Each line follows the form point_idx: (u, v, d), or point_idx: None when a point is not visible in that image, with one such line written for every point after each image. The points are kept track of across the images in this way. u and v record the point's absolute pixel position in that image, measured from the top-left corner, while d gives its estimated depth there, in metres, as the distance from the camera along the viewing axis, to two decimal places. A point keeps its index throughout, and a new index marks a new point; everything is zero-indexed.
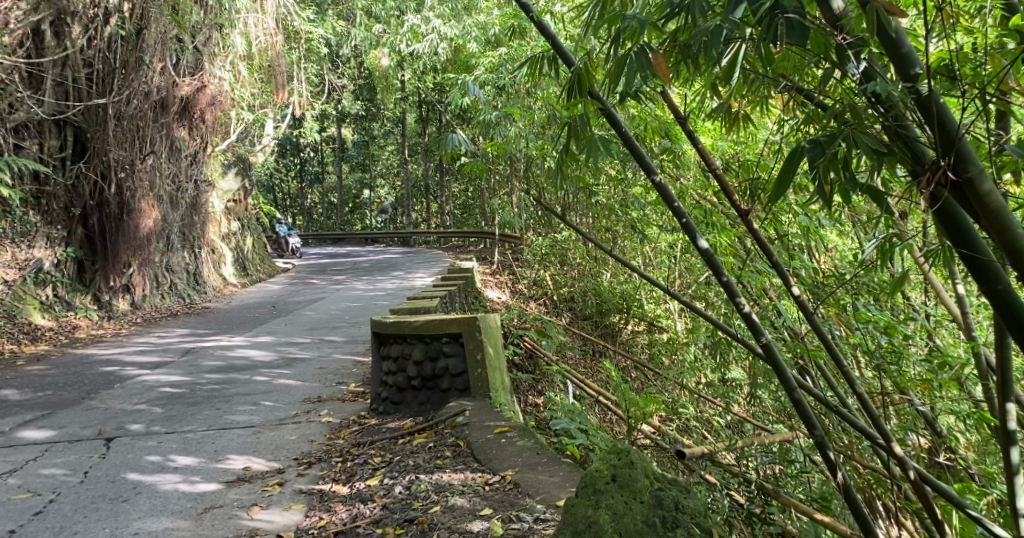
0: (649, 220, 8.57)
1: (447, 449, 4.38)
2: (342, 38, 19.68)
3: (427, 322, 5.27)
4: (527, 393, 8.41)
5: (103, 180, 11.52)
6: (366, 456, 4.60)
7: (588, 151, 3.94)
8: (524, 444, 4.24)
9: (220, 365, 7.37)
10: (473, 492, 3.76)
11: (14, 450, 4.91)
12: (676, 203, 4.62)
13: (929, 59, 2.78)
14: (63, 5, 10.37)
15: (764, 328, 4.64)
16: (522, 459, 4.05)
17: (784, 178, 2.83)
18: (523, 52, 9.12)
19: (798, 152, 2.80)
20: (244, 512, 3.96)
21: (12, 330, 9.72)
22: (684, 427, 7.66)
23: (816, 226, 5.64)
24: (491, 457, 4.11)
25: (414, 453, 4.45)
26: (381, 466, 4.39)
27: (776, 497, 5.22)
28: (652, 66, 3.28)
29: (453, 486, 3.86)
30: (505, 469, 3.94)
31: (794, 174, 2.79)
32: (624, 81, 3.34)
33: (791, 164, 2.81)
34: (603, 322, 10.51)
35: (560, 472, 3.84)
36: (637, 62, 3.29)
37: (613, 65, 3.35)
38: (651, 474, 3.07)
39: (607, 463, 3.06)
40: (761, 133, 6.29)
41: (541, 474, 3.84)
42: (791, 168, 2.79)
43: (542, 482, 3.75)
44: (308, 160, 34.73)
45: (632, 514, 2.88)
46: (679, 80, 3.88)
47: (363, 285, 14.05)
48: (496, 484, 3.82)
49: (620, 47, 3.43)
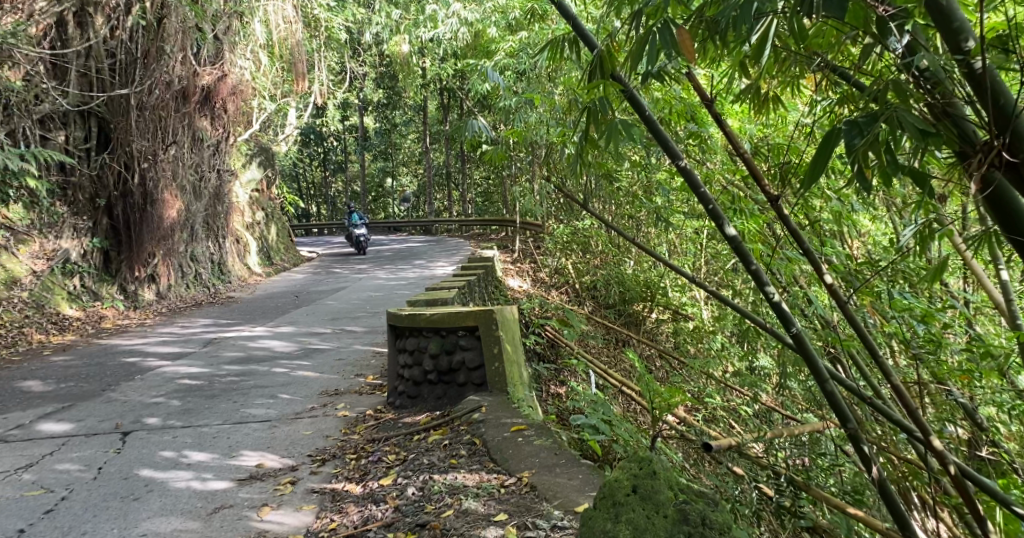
0: (673, 207, 8.43)
1: (463, 447, 4.28)
2: (363, 26, 19.60)
3: (444, 315, 5.17)
4: (550, 384, 8.31)
5: (127, 170, 11.48)
6: (381, 453, 4.51)
7: (607, 136, 3.79)
8: (541, 443, 4.12)
9: (240, 356, 7.33)
10: (489, 495, 3.67)
11: (31, 444, 4.90)
12: (702, 189, 4.50)
13: (981, 29, 2.63)
14: None
15: (794, 318, 4.51)
16: (539, 460, 3.93)
17: (820, 161, 2.69)
18: (543, 36, 8.97)
19: (835, 134, 2.67)
20: (254, 512, 3.89)
21: (41, 320, 9.76)
22: (710, 417, 7.55)
23: (848, 212, 5.49)
24: (508, 458, 4.01)
25: (429, 451, 4.36)
26: (395, 464, 4.30)
27: (808, 489, 5.13)
28: (677, 43, 3.15)
29: (467, 488, 3.77)
30: (522, 471, 3.84)
31: (830, 157, 2.66)
32: (646, 61, 3.21)
33: (826, 147, 2.68)
34: (626, 311, 10.39)
35: (579, 475, 3.73)
36: (661, 38, 3.16)
37: (634, 43, 3.23)
38: (674, 485, 2.94)
39: (627, 472, 2.95)
40: (791, 115, 6.13)
41: (559, 476, 3.73)
42: (828, 151, 2.65)
43: (559, 485, 3.64)
44: (331, 150, 34.86)
45: (654, 530, 2.77)
46: (707, 59, 3.76)
47: (385, 274, 14.00)
48: (512, 487, 3.72)
49: (642, 26, 3.31)
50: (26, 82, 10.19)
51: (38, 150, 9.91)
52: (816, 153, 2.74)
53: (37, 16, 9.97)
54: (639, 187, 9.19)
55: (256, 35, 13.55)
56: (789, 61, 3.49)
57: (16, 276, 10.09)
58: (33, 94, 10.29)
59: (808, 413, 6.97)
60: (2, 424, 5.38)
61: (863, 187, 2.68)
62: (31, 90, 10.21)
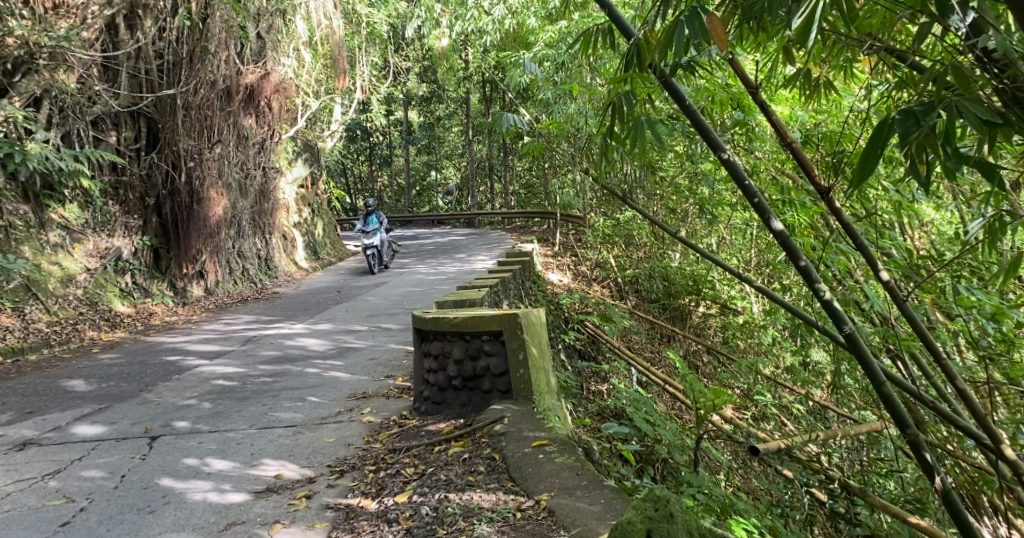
0: (721, 197, 8.16)
1: (482, 463, 4.12)
2: (405, 20, 19.57)
3: (467, 319, 5.02)
4: (592, 381, 8.12)
5: (175, 169, 11.54)
6: (399, 465, 4.39)
7: (635, 131, 3.73)
8: (563, 461, 3.93)
9: (276, 355, 7.30)
10: (503, 521, 3.51)
11: (64, 448, 4.93)
12: (747, 183, 4.36)
13: None
14: None
15: (847, 317, 4.33)
16: (560, 480, 3.75)
17: (871, 155, 2.51)
18: (583, 25, 8.76)
19: (887, 124, 2.50)
20: (265, 530, 3.83)
21: (94, 316, 9.79)
22: (760, 415, 7.31)
23: (909, 201, 5.24)
24: (527, 477, 3.84)
25: (448, 465, 4.22)
26: (413, 479, 4.17)
27: (864, 496, 4.93)
28: (707, 31, 3.01)
29: (482, 511, 3.62)
30: (540, 493, 3.68)
31: (884, 147, 2.48)
32: (675, 52, 3.06)
33: (879, 138, 2.50)
34: (672, 305, 10.15)
35: (601, 499, 3.54)
36: (688, 28, 3.00)
37: (663, 31, 3.08)
38: (690, 529, 2.93)
39: (642, 514, 2.93)
40: (845, 101, 5.86)
41: (579, 501, 3.55)
42: (881, 143, 2.48)
43: (578, 511, 3.46)
44: (377, 144, 34.97)
45: None
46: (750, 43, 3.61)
47: (427, 269, 13.93)
48: (529, 511, 3.56)
49: (672, 14, 3.15)
50: (80, 85, 10.27)
51: (91, 151, 9.98)
52: (867, 144, 2.56)
53: (90, 20, 10.17)
54: (684, 178, 8.94)
55: (298, 32, 13.88)
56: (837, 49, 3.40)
57: (72, 275, 10.04)
58: (86, 96, 10.36)
59: (864, 411, 6.69)
60: (40, 426, 5.39)
61: (918, 182, 2.54)
62: (84, 93, 10.29)
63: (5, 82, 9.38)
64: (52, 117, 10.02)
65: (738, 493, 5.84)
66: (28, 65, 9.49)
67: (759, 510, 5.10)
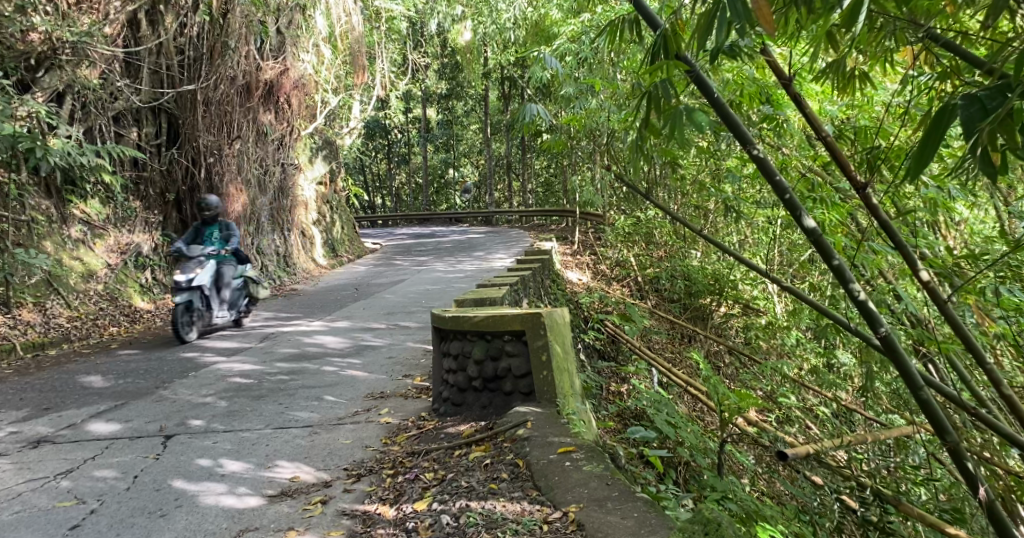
0: (745, 195, 8.01)
1: (505, 469, 4.00)
2: (425, 16, 19.43)
3: (488, 318, 4.89)
4: (612, 381, 7.97)
5: (194, 165, 11.46)
6: (418, 470, 4.28)
7: (673, 122, 3.58)
8: (591, 470, 3.80)
9: (293, 353, 7.20)
10: (529, 534, 3.39)
11: (77, 446, 4.86)
12: (778, 178, 4.23)
13: None
14: None
15: (883, 319, 4.21)
16: (589, 491, 3.62)
17: (932, 137, 2.50)
18: (607, 18, 8.62)
19: (949, 109, 2.50)
20: None
21: (114, 312, 9.72)
22: (784, 418, 7.13)
23: (946, 198, 5.16)
24: (553, 486, 3.71)
25: (469, 471, 4.10)
26: (433, 485, 4.05)
27: (897, 505, 4.81)
28: (752, 15, 2.83)
29: (507, 522, 3.50)
30: (568, 504, 3.55)
31: (945, 130, 2.46)
32: (718, 38, 2.94)
33: (940, 123, 2.50)
34: (693, 305, 9.95)
35: (633, 513, 3.40)
36: (733, 12, 2.85)
37: (704, 17, 2.99)
38: None
39: None
40: (877, 96, 5.72)
41: (609, 514, 3.41)
42: (943, 127, 2.47)
43: (609, 526, 3.33)
44: (395, 142, 34.88)
45: None
46: (788, 26, 3.49)
47: (443, 266, 13.87)
48: (557, 524, 3.44)
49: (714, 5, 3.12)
50: (103, 81, 10.25)
51: (112, 146, 9.84)
52: (927, 133, 2.54)
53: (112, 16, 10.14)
54: (708, 175, 8.77)
55: (317, 28, 13.78)
56: (886, 29, 3.38)
57: (92, 270, 9.98)
58: (107, 92, 10.35)
59: (893, 414, 6.52)
60: (54, 423, 5.33)
61: (987, 171, 2.47)
62: (105, 88, 10.27)
63: (28, 78, 9.44)
64: (76, 113, 9.91)
65: (764, 498, 5.68)
66: (51, 60, 9.52)
67: (788, 518, 4.95)
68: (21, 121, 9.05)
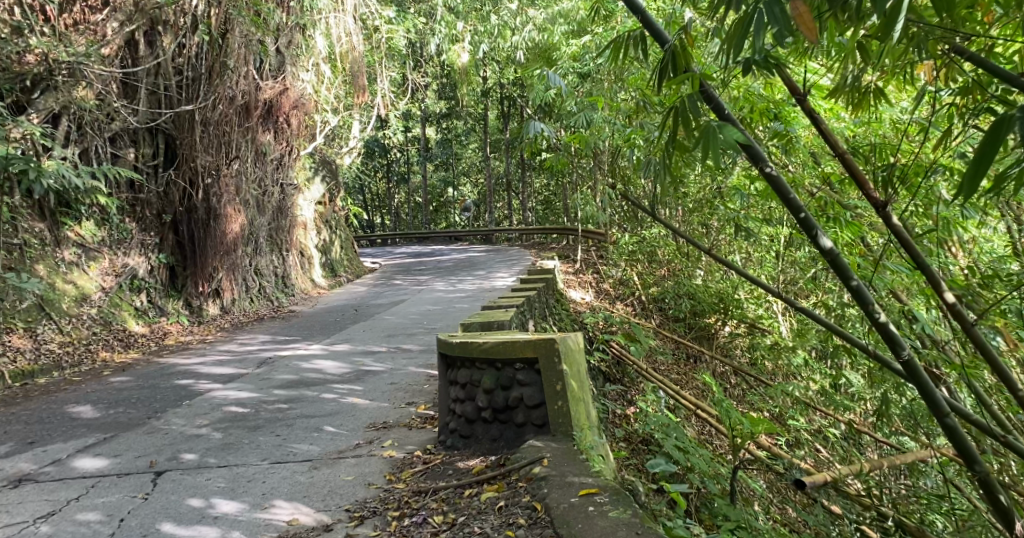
0: (751, 212, 7.86)
1: (521, 513, 3.82)
2: (425, 35, 19.34)
3: (498, 346, 4.70)
4: (619, 404, 7.76)
5: (192, 186, 11.29)
6: (426, 512, 4.09)
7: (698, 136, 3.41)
8: (615, 513, 3.60)
9: (291, 379, 6.98)
10: None
11: (62, 485, 4.66)
12: (794, 198, 4.05)
13: None
14: (155, 14, 10.33)
15: (904, 341, 4.02)
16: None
17: (990, 148, 2.54)
18: (610, 35, 8.47)
19: (1007, 121, 2.52)
20: None
21: (107, 337, 9.50)
22: (795, 442, 6.95)
23: (964, 217, 5.02)
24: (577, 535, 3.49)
25: (481, 514, 3.92)
26: (442, 530, 3.88)
27: None
28: (788, 20, 2.85)
29: None
30: None
31: (996, 149, 2.51)
32: (753, 41, 2.92)
33: (998, 134, 2.53)
34: (697, 324, 9.80)
35: None
36: (769, 15, 2.86)
37: (736, 21, 2.95)
38: None
39: None
40: (888, 114, 5.62)
41: None
42: (999, 139, 2.51)
43: None
44: (394, 160, 34.70)
45: None
46: (826, 32, 3.34)
47: (444, 286, 13.68)
48: None
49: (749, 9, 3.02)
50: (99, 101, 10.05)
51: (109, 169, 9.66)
52: (984, 144, 2.58)
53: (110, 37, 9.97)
54: (711, 192, 8.64)
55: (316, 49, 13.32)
56: (921, 39, 3.25)
57: (86, 294, 9.75)
58: (105, 112, 10.16)
59: (905, 437, 6.33)
60: (38, 459, 5.11)
61: None
62: (102, 109, 10.08)
63: (24, 99, 9.26)
64: (71, 134, 9.73)
65: (779, 527, 5.48)
66: (47, 82, 9.32)
67: None
68: (15, 143, 8.87)
